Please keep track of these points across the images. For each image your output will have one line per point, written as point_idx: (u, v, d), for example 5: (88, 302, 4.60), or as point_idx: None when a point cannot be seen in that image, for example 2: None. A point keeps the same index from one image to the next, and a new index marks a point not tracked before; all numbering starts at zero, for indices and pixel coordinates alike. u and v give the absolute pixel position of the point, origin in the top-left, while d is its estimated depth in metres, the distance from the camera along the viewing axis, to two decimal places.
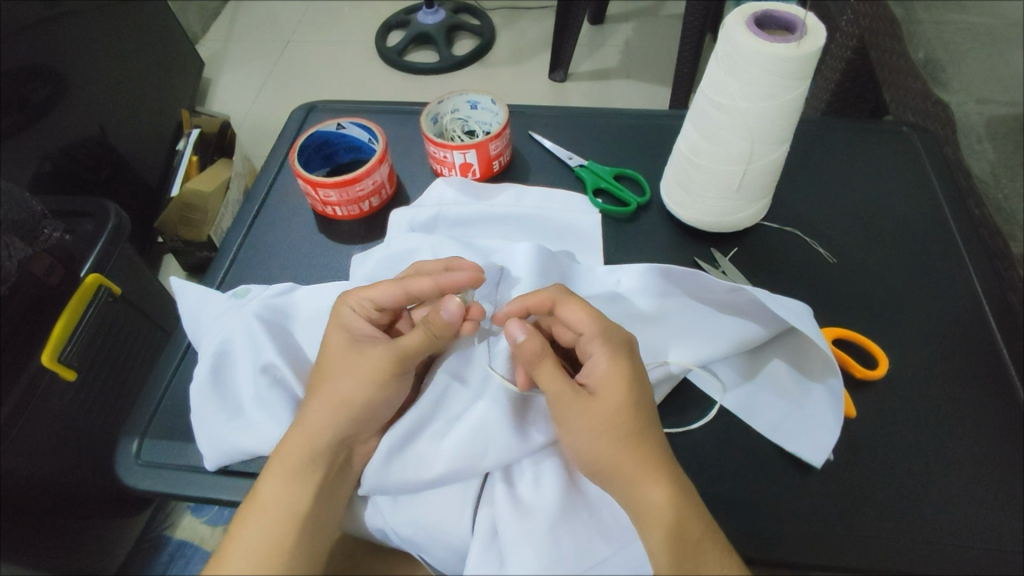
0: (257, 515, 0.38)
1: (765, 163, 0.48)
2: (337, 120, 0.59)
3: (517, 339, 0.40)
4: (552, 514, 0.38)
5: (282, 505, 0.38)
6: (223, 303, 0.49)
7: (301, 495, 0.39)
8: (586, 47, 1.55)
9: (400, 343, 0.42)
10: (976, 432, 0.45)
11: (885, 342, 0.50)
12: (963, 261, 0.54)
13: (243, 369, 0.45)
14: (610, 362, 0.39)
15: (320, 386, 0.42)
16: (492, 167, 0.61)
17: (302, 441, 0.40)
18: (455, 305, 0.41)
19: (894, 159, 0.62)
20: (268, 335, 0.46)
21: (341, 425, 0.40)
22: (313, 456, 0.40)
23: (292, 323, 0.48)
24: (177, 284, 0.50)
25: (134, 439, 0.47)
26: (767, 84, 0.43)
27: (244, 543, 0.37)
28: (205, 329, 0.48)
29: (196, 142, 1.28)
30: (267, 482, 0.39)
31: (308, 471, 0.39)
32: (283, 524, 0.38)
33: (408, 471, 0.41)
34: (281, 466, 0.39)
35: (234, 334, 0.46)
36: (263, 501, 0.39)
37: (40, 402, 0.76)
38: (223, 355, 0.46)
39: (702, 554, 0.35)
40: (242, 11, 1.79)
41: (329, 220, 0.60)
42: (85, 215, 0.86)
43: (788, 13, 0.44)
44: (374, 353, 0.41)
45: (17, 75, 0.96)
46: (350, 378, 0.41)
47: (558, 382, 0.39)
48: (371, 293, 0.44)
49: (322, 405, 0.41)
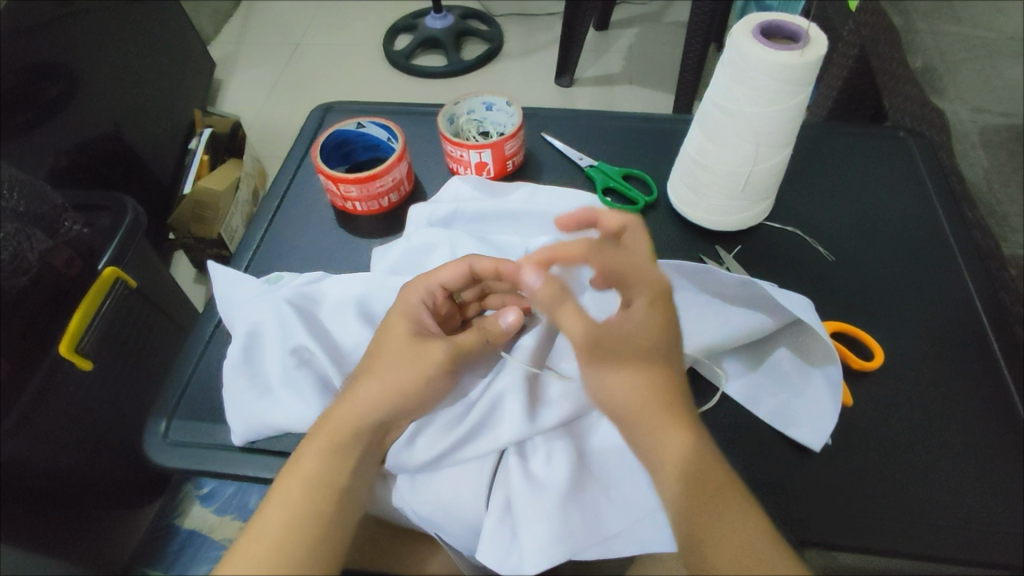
0: (296, 481, 0.39)
1: (768, 166, 0.51)
2: (357, 120, 0.62)
3: (532, 286, 0.40)
4: (562, 491, 0.41)
5: (318, 474, 0.40)
6: (257, 289, 0.52)
7: (331, 463, 0.40)
8: (591, 53, 1.58)
9: (459, 341, 0.44)
10: (967, 421, 0.47)
11: (882, 336, 0.52)
12: (958, 261, 0.57)
13: (273, 350, 0.47)
14: (647, 309, 0.40)
15: (367, 366, 0.44)
16: (506, 166, 0.63)
17: (344, 414, 0.42)
18: (513, 318, 0.45)
19: (893, 163, 0.65)
20: (299, 318, 0.49)
21: (384, 404, 0.42)
22: (355, 428, 0.41)
23: (322, 307, 0.51)
24: (213, 269, 0.53)
25: (163, 418, 0.49)
26: (773, 89, 0.45)
27: (276, 507, 0.39)
28: (237, 312, 0.51)
29: (207, 142, 1.30)
30: (303, 451, 0.41)
31: (349, 444, 0.41)
32: (320, 493, 0.39)
33: (426, 444, 0.43)
34: (319, 437, 0.41)
35: (264, 318, 0.49)
36: (299, 468, 0.40)
37: (59, 391, 0.78)
38: (254, 337, 0.48)
39: (725, 498, 0.37)
40: (254, 14, 1.82)
41: (348, 215, 0.62)
42: (104, 209, 0.89)
43: (792, 24, 0.46)
44: (434, 349, 0.43)
45: (30, 72, 0.98)
46: (400, 364, 0.43)
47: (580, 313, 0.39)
48: (441, 278, 0.46)
49: (368, 384, 0.42)
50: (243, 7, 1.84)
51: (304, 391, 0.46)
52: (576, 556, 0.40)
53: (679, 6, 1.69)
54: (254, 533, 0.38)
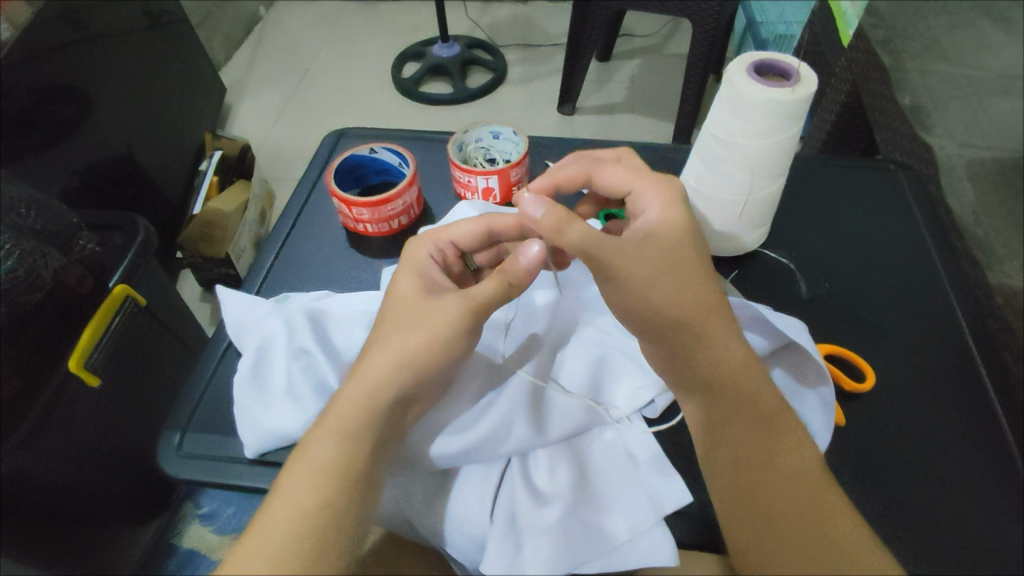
0: (301, 478, 0.39)
1: (763, 195, 0.53)
2: (369, 146, 0.65)
3: (535, 215, 0.43)
4: (566, 503, 0.42)
5: (331, 464, 0.40)
6: (267, 307, 0.54)
7: (342, 457, 0.40)
8: (593, 83, 1.62)
9: (474, 292, 0.44)
10: (956, 443, 0.49)
11: (874, 359, 0.54)
12: (946, 288, 0.59)
13: (281, 361, 0.49)
14: (661, 207, 0.46)
15: (378, 337, 0.44)
16: (512, 192, 0.66)
17: (357, 397, 0.41)
18: (534, 252, 0.45)
19: (883, 193, 0.67)
20: (309, 330, 0.51)
21: (399, 377, 0.42)
22: (371, 413, 0.41)
23: (331, 321, 0.53)
24: (223, 294, 0.56)
25: (177, 431, 0.51)
26: (765, 123, 0.48)
27: (283, 505, 0.39)
28: (249, 329, 0.53)
29: (217, 164, 1.33)
30: (314, 436, 0.41)
31: (362, 430, 0.41)
32: (334, 482, 0.39)
33: (436, 446, 0.44)
34: (332, 422, 0.41)
35: (276, 334, 0.51)
36: (312, 455, 0.40)
37: (63, 408, 0.78)
38: (266, 352, 0.50)
39: (776, 419, 0.41)
40: (265, 41, 1.88)
41: (359, 237, 0.65)
42: (116, 228, 0.91)
43: (784, 63, 0.49)
44: (448, 304, 0.44)
45: (50, 95, 1.01)
46: (412, 328, 0.43)
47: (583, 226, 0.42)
48: (455, 234, 0.50)
49: (380, 354, 0.43)
50: (255, 35, 1.90)
51: (314, 403, 0.47)
52: (579, 568, 0.40)
53: (679, 38, 1.74)
54: (270, 518, 0.39)
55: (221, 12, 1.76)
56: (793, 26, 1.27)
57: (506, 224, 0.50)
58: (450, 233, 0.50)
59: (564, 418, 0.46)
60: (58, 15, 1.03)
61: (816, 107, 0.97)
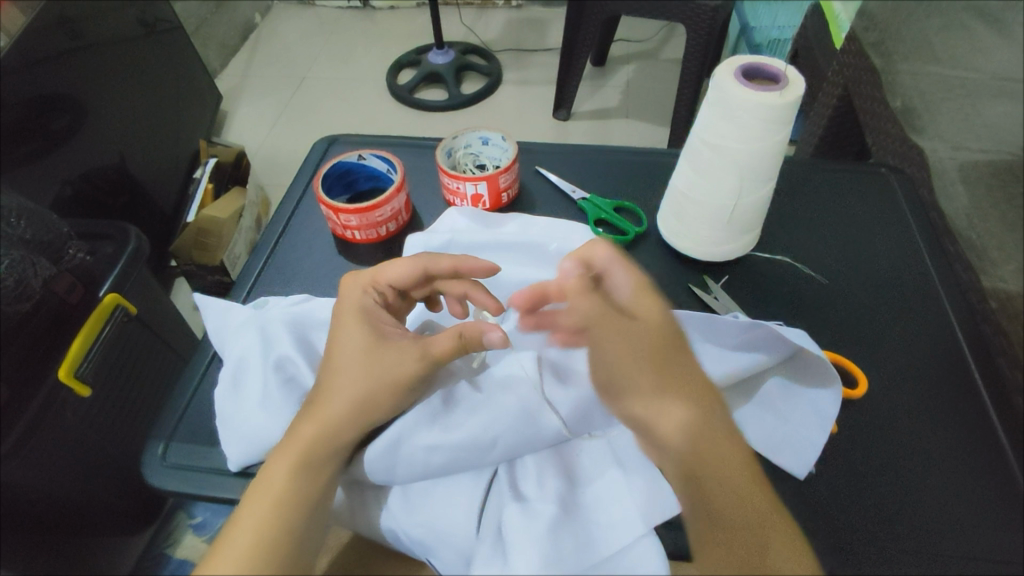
0: (263, 497, 0.41)
1: (753, 199, 0.53)
2: (358, 152, 0.64)
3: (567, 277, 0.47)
4: (553, 514, 0.41)
5: (285, 489, 0.41)
6: (246, 313, 0.53)
7: (303, 476, 0.42)
8: (588, 88, 1.62)
9: (431, 347, 0.46)
10: (949, 449, 0.48)
11: (868, 365, 0.53)
12: (939, 292, 0.58)
13: (258, 371, 0.49)
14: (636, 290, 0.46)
15: (332, 380, 0.46)
16: (502, 199, 0.66)
17: (312, 431, 0.43)
18: (500, 336, 0.45)
19: (875, 198, 0.67)
20: (288, 338, 0.50)
21: (355, 419, 0.44)
22: (327, 445, 0.43)
23: (309, 327, 0.52)
24: (202, 299, 0.55)
25: (162, 441, 0.51)
26: (756, 128, 0.47)
27: (247, 519, 0.40)
28: (229, 338, 0.52)
29: (211, 171, 1.32)
30: (272, 466, 0.42)
31: (323, 456, 0.43)
32: (289, 505, 0.41)
33: (417, 458, 0.43)
34: (289, 453, 0.42)
35: (255, 343, 0.50)
36: (270, 482, 0.42)
37: (53, 417, 0.77)
38: (245, 361, 0.50)
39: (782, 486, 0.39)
40: (261, 48, 1.88)
41: (347, 244, 0.64)
42: (107, 237, 0.90)
43: (772, 67, 0.49)
44: (406, 358, 0.46)
45: (43, 103, 1.00)
46: (369, 378, 0.45)
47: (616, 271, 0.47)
48: (389, 276, 0.51)
49: (342, 391, 0.45)
50: (250, 42, 1.90)
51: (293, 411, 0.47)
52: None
53: (674, 44, 1.74)
54: (231, 537, 0.40)
55: (216, 19, 1.76)
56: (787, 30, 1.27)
57: (445, 266, 0.51)
58: (386, 274, 0.50)
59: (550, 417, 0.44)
60: (51, 22, 1.03)
61: (809, 111, 0.97)
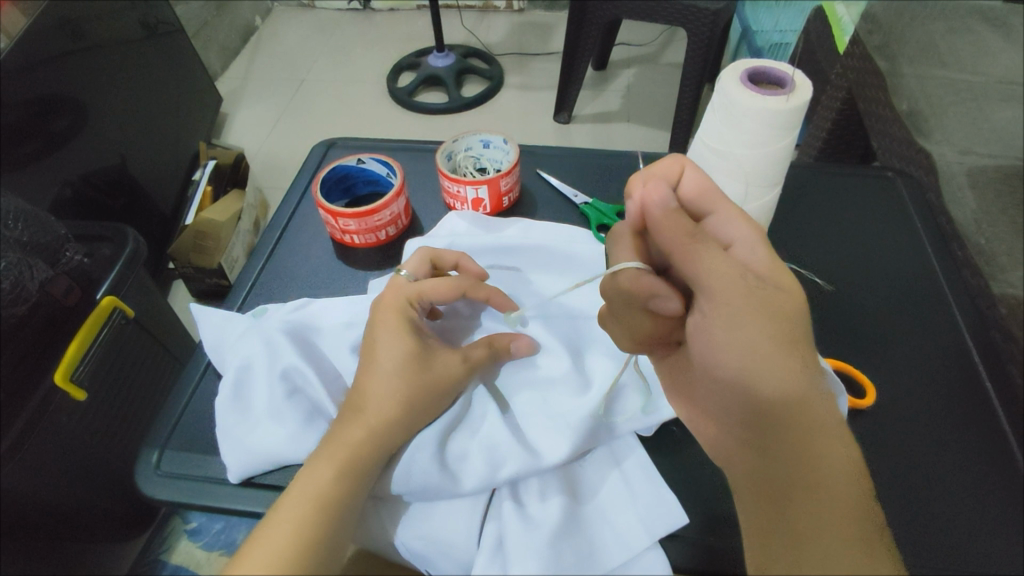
0: (304, 496, 0.39)
1: (758, 205, 0.52)
2: (357, 156, 0.63)
3: (666, 207, 0.39)
4: (555, 527, 0.40)
5: (329, 491, 0.40)
6: (244, 323, 0.53)
7: (349, 480, 0.40)
8: (589, 92, 1.62)
9: (470, 354, 0.47)
10: (961, 460, 0.47)
11: (875, 373, 0.52)
12: (947, 298, 0.57)
13: (263, 378, 0.48)
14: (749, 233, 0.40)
15: (369, 384, 0.44)
16: (503, 203, 0.65)
17: (360, 434, 0.42)
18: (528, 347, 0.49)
19: (882, 203, 0.66)
20: (290, 344, 0.49)
21: (400, 424, 0.43)
22: (374, 450, 0.42)
23: (312, 333, 0.52)
24: (198, 314, 0.54)
25: (155, 450, 0.50)
26: (760, 132, 0.46)
27: (285, 519, 0.39)
28: (227, 348, 0.52)
29: (211, 173, 1.32)
30: (315, 468, 0.41)
31: (370, 459, 0.42)
32: (332, 510, 0.39)
33: (432, 466, 0.42)
34: (336, 455, 0.41)
35: (255, 353, 0.49)
36: (313, 482, 0.40)
37: (48, 421, 0.76)
38: (246, 370, 0.49)
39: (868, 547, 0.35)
40: (262, 50, 1.87)
41: (346, 248, 0.63)
42: (105, 240, 0.89)
43: (778, 70, 0.48)
44: (449, 361, 0.46)
45: (43, 104, 0.99)
46: (412, 380, 0.44)
47: (726, 213, 0.41)
48: (432, 292, 0.49)
49: (382, 394, 0.43)
50: (251, 45, 1.89)
51: (296, 420, 0.46)
52: None
53: (675, 47, 1.74)
54: (265, 536, 0.38)
55: (217, 20, 1.76)
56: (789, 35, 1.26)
57: (481, 296, 0.51)
58: (429, 291, 0.49)
59: (570, 427, 0.44)
60: (53, 23, 1.03)
61: (812, 115, 0.96)
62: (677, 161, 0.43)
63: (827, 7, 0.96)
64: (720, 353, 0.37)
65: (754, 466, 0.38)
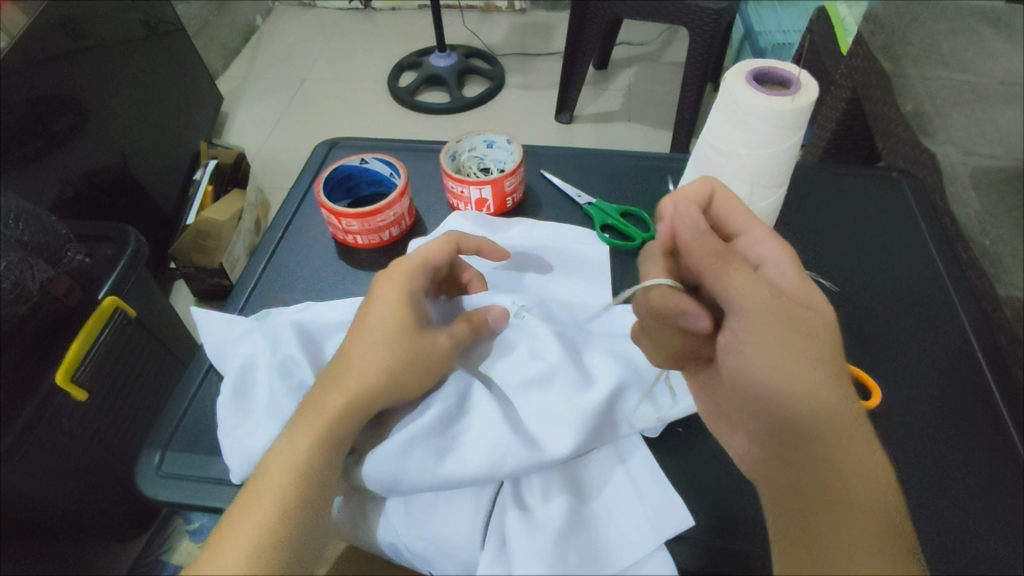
0: (280, 467, 0.40)
1: (763, 206, 0.52)
2: (360, 156, 0.63)
3: (698, 226, 0.43)
4: (559, 529, 0.39)
5: (308, 463, 0.40)
6: (247, 324, 0.53)
7: (322, 450, 0.41)
8: (590, 92, 1.61)
9: (454, 330, 0.46)
10: (968, 461, 0.47)
11: (881, 375, 0.52)
12: (953, 300, 0.57)
13: (263, 373, 0.48)
14: (788, 260, 0.42)
15: (354, 360, 0.43)
16: (506, 203, 0.64)
17: (341, 403, 0.42)
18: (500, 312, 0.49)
19: (886, 204, 0.66)
20: (296, 339, 0.50)
21: (380, 396, 0.43)
22: (350, 420, 0.42)
23: (315, 331, 0.52)
24: (200, 315, 0.54)
25: (157, 451, 0.50)
26: (766, 133, 0.46)
27: (262, 493, 0.40)
28: (229, 350, 0.51)
29: (212, 172, 1.31)
30: (294, 439, 0.41)
31: (344, 430, 0.42)
32: (311, 483, 0.40)
33: (428, 463, 0.42)
34: (313, 425, 0.41)
35: (257, 350, 0.49)
36: (288, 451, 0.40)
37: (48, 421, 0.76)
38: (247, 370, 0.49)
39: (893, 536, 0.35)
40: (263, 50, 1.87)
41: (350, 249, 0.63)
42: (106, 239, 0.88)
43: (784, 70, 0.48)
44: (437, 339, 0.45)
45: (44, 104, 0.99)
46: (397, 354, 0.43)
47: (758, 235, 0.43)
48: (433, 255, 0.48)
49: (367, 366, 0.43)
50: (252, 45, 1.89)
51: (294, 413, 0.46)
52: None
53: (677, 47, 1.74)
54: (244, 510, 0.39)
55: (218, 20, 1.76)
56: (791, 35, 1.26)
57: (474, 243, 0.52)
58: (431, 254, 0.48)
59: (568, 422, 0.43)
60: (54, 22, 1.02)
61: (815, 116, 0.96)
62: (706, 182, 0.47)
63: (830, 7, 0.96)
64: (747, 362, 0.39)
65: (777, 462, 0.39)
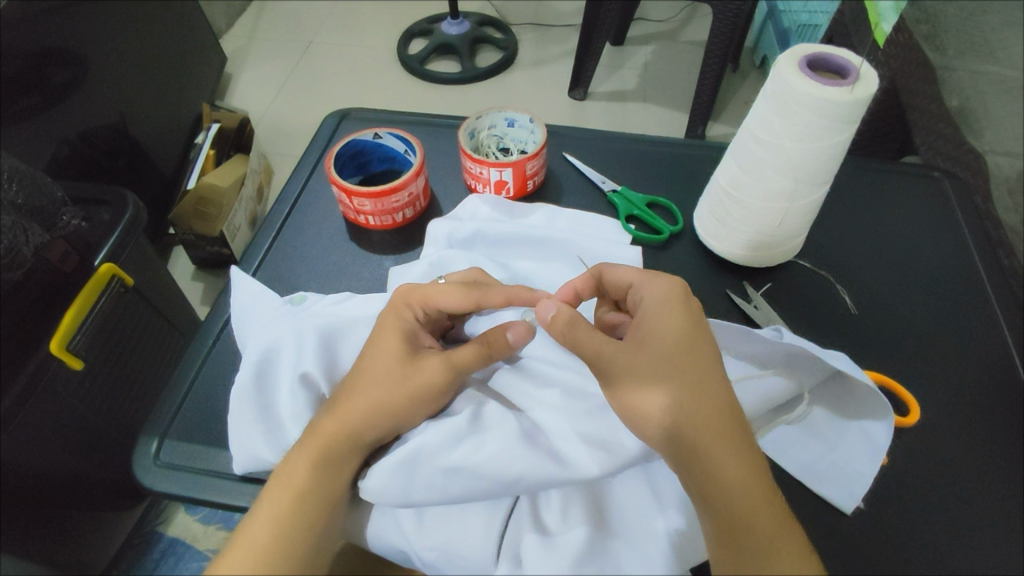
0: (281, 488, 0.39)
1: (804, 204, 0.48)
2: (374, 130, 0.59)
3: (546, 313, 0.41)
4: (577, 551, 0.37)
5: (308, 483, 0.39)
6: (278, 308, 0.49)
7: (325, 476, 0.39)
8: (605, 67, 1.56)
9: (456, 356, 0.42)
10: (1007, 480, 0.45)
11: (918, 385, 0.50)
12: (995, 308, 0.55)
13: (284, 379, 0.44)
14: (670, 312, 0.40)
15: (355, 382, 0.42)
16: (527, 186, 0.61)
17: (333, 428, 0.40)
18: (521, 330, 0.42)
19: (925, 202, 0.63)
20: (315, 343, 0.45)
21: (377, 423, 0.40)
22: (349, 441, 0.40)
23: (344, 332, 0.47)
24: (236, 280, 0.51)
25: (155, 438, 0.47)
26: (818, 125, 0.43)
27: (264, 516, 0.38)
28: (253, 331, 0.48)
29: (214, 137, 1.26)
30: (291, 460, 0.40)
31: (342, 452, 0.40)
32: (311, 502, 0.38)
33: (437, 481, 0.39)
34: (308, 449, 0.39)
35: (281, 343, 0.45)
36: (289, 475, 0.39)
37: (44, 391, 0.73)
38: (267, 363, 0.45)
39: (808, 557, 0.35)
40: (267, 9, 1.80)
41: (360, 229, 0.60)
42: (103, 203, 0.84)
43: (841, 57, 0.44)
44: (430, 366, 0.42)
45: (40, 57, 0.94)
46: (390, 385, 0.41)
47: (642, 282, 0.43)
48: (433, 295, 0.46)
49: (361, 398, 0.41)
50: (256, 3, 1.82)
51: (303, 413, 0.43)
52: None
53: (696, 25, 1.68)
54: (242, 540, 0.37)
55: None
56: (817, 16, 1.21)
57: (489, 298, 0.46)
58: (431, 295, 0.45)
59: (581, 437, 0.40)
60: None
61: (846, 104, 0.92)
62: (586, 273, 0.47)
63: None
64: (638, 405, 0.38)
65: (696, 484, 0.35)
